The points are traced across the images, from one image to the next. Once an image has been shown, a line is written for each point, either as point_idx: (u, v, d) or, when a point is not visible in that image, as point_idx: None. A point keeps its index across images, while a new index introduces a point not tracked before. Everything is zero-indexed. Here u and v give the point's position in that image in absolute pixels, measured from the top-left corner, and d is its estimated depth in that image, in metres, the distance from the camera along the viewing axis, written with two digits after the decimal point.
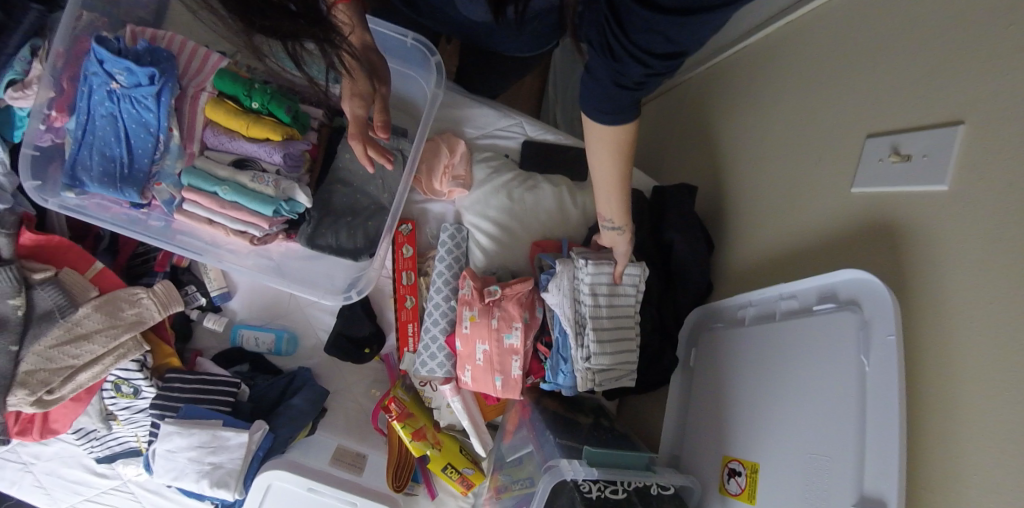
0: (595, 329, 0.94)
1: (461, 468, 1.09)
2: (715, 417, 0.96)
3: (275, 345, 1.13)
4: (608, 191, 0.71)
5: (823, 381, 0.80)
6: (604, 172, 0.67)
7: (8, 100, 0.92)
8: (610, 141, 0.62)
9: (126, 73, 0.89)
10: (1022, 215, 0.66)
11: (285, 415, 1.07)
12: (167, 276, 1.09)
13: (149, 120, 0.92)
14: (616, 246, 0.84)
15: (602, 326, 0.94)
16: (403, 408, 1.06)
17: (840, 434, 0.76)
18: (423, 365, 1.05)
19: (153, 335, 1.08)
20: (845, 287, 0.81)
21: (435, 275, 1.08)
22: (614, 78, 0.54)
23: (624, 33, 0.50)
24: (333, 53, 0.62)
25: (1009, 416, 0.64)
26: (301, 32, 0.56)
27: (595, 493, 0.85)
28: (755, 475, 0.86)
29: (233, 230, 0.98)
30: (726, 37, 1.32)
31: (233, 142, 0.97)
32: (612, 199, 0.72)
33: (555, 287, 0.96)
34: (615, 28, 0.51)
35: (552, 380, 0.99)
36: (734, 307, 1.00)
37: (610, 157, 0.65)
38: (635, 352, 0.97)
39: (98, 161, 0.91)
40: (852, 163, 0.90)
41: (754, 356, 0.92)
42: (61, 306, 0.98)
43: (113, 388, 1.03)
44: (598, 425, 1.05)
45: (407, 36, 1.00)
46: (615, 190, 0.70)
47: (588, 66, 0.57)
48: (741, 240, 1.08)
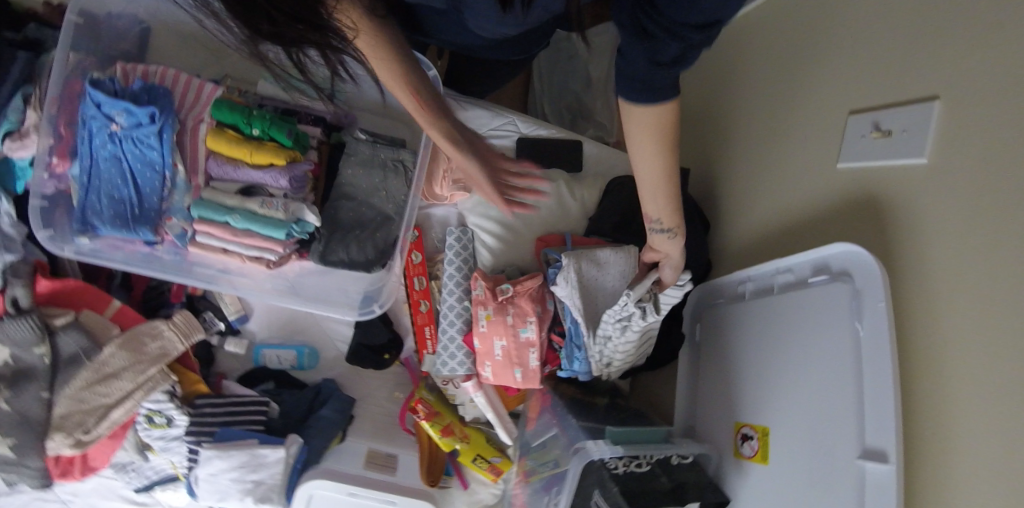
0: (617, 342, 0.98)
1: (488, 457, 1.15)
2: (725, 387, 1.03)
3: (298, 361, 1.17)
4: (654, 188, 0.71)
5: (824, 348, 0.87)
6: (648, 166, 0.67)
7: (7, 151, 0.92)
8: (650, 127, 0.61)
9: (125, 114, 0.90)
10: (993, 184, 0.73)
11: (315, 427, 1.11)
12: (184, 306, 1.11)
13: (153, 159, 0.93)
14: (669, 254, 0.84)
15: (626, 338, 0.98)
16: (430, 408, 1.12)
17: (842, 395, 0.83)
18: (445, 365, 1.10)
19: (178, 365, 1.10)
20: (836, 259, 0.88)
21: (445, 278, 1.12)
22: (648, 58, 0.53)
23: (658, 11, 0.50)
24: (337, 58, 0.55)
25: (991, 366, 0.71)
26: (300, 37, 0.49)
27: (622, 469, 0.90)
28: (766, 438, 0.93)
29: (247, 258, 0.98)
30: None
31: (237, 170, 0.97)
32: (660, 195, 0.72)
33: (565, 280, 1.00)
34: (645, 9, 0.51)
35: (569, 368, 1.05)
36: (734, 282, 1.06)
37: (653, 148, 0.64)
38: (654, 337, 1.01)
39: (108, 204, 0.92)
40: (837, 139, 0.95)
41: (758, 328, 0.99)
42: (87, 349, 1.01)
43: (146, 420, 1.04)
44: (615, 405, 1.11)
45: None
46: (661, 186, 0.70)
47: (620, 51, 0.55)
48: (737, 217, 1.14)
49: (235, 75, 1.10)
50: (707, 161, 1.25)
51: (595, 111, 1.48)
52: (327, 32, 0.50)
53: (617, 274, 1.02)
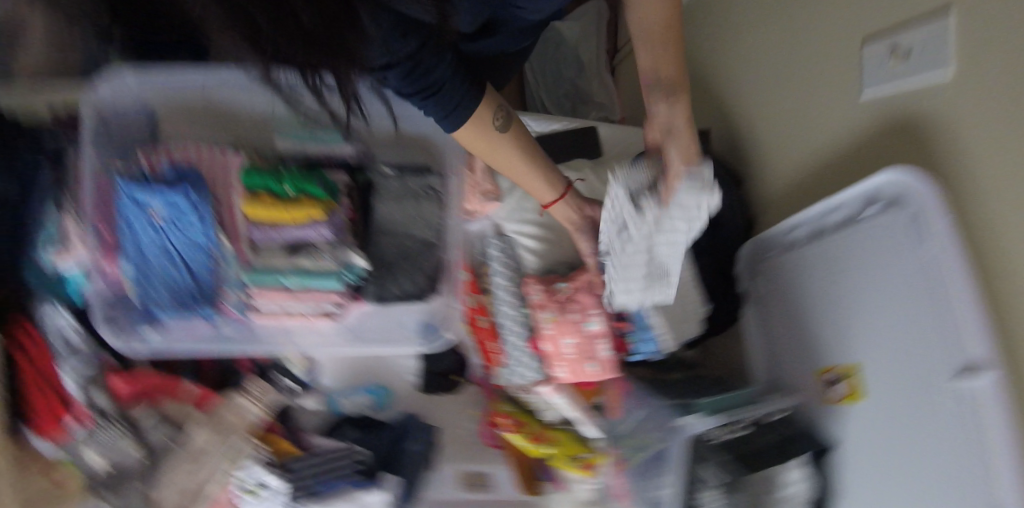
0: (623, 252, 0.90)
1: (578, 454, 1.13)
2: (801, 336, 1.03)
3: (376, 401, 1.22)
4: (656, 50, 0.78)
5: (892, 277, 0.88)
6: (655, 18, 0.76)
7: (56, 263, 0.93)
8: None
9: (162, 202, 0.90)
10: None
11: (406, 461, 1.12)
12: (254, 373, 1.13)
13: (198, 239, 0.92)
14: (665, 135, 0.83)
15: (630, 250, 0.90)
16: (515, 419, 1.15)
17: (921, 318, 0.83)
18: (514, 373, 1.12)
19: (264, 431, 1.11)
20: (884, 188, 0.88)
21: (496, 289, 1.11)
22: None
23: None
24: (351, 84, 0.59)
25: None
26: (319, 61, 0.54)
27: (722, 437, 0.95)
28: (856, 378, 0.94)
29: (309, 313, 1.01)
30: None
31: (280, 231, 0.95)
32: (659, 57, 0.79)
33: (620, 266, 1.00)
34: None
35: (642, 350, 1.07)
36: (784, 232, 1.06)
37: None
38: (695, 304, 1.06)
39: (166, 293, 0.93)
40: (856, 70, 0.95)
41: (819, 271, 0.99)
42: (173, 435, 1.03)
43: (240, 487, 1.05)
44: (691, 376, 1.12)
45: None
46: (663, 46, 0.78)
47: None
48: (768, 166, 1.15)
49: (244, 140, 1.06)
50: (725, 117, 1.25)
51: (595, 93, 1.49)
52: (344, 57, 0.55)
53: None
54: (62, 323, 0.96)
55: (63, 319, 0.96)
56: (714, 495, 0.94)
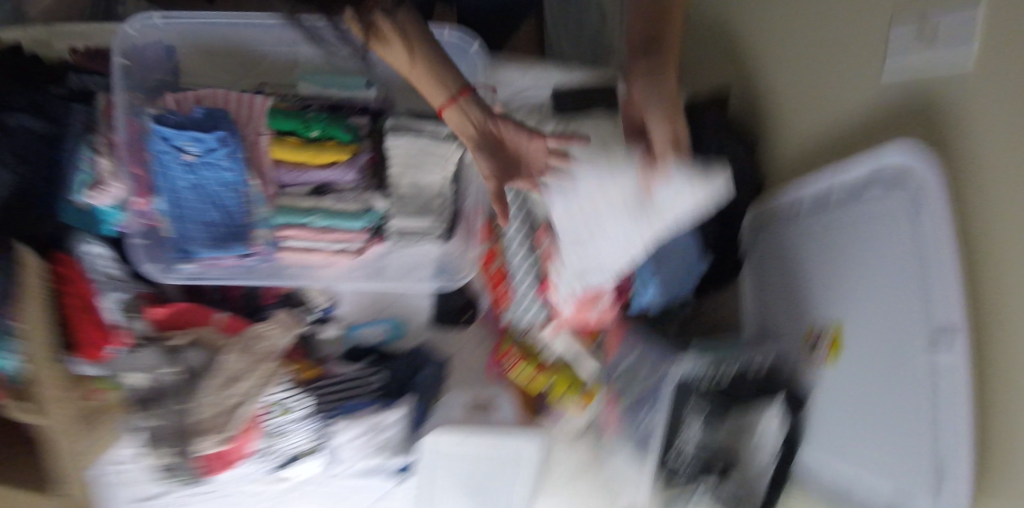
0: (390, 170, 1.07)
1: (577, 389, 1.21)
2: (795, 294, 1.10)
3: (389, 333, 1.28)
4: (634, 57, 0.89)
5: (888, 250, 0.92)
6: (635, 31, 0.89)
7: (90, 201, 1.00)
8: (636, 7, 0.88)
9: (195, 142, 0.97)
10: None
11: (419, 390, 1.23)
12: (279, 305, 1.21)
13: (229, 179, 1.00)
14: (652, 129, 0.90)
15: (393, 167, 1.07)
16: (519, 355, 1.23)
17: (910, 287, 0.89)
18: (524, 316, 1.21)
19: (287, 356, 1.20)
20: (890, 165, 0.90)
21: (509, 239, 1.18)
22: None
23: None
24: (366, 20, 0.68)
25: None
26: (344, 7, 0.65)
27: (709, 382, 1.03)
28: (839, 333, 1.02)
29: (336, 252, 1.08)
30: None
31: (305, 173, 1.03)
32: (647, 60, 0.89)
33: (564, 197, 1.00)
34: None
35: (638, 302, 1.17)
36: (790, 196, 1.10)
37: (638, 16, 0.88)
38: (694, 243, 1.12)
39: (201, 229, 1.01)
40: (878, 40, 0.93)
41: (817, 235, 1.05)
42: (206, 361, 1.12)
43: (272, 409, 1.14)
44: (685, 328, 1.20)
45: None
46: (642, 51, 0.88)
47: None
48: (782, 133, 1.15)
49: (269, 82, 1.12)
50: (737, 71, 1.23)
51: None
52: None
53: (683, 189, 0.93)
54: (94, 252, 1.03)
55: (94, 249, 1.03)
56: (695, 428, 1.04)
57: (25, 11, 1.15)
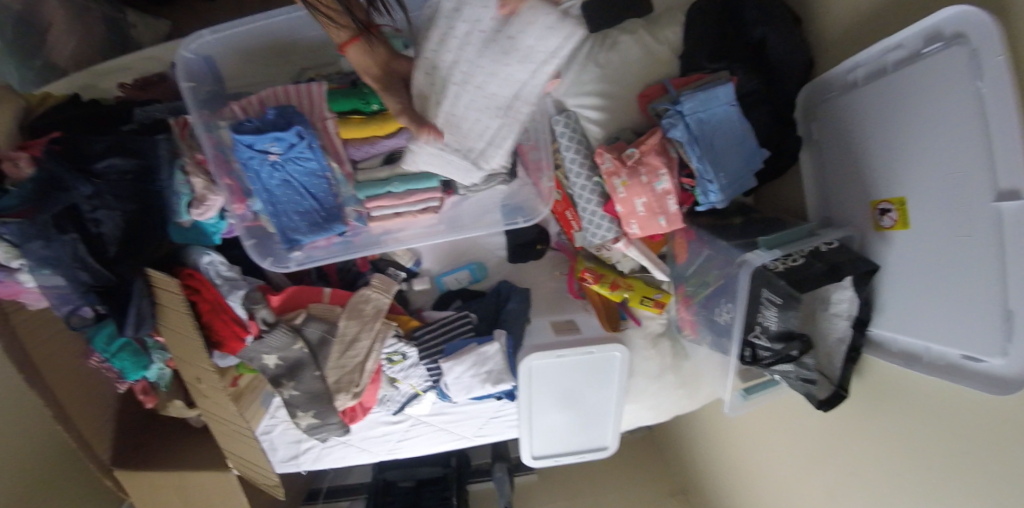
0: None
1: (652, 295, 1.32)
2: (856, 172, 1.12)
3: (472, 275, 1.40)
4: None
5: (949, 113, 0.94)
6: None
7: (196, 217, 1.08)
8: None
9: (277, 142, 1.03)
10: None
11: (512, 320, 1.34)
12: (373, 270, 1.32)
13: (314, 168, 1.08)
14: None
15: None
16: (596, 272, 1.32)
17: (974, 148, 0.92)
18: (595, 235, 1.28)
19: (391, 313, 1.34)
20: (947, 24, 0.92)
21: (568, 163, 1.26)
22: None
23: None
24: None
25: None
26: None
27: (783, 266, 1.08)
28: (904, 207, 1.05)
29: (417, 211, 1.24)
30: None
31: (376, 146, 1.15)
32: None
33: (445, 40, 0.98)
34: None
35: (706, 201, 1.18)
36: (842, 73, 1.10)
37: None
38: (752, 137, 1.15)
39: (299, 218, 1.11)
40: None
41: (876, 108, 1.06)
42: (326, 332, 1.25)
43: (388, 359, 1.30)
44: (750, 219, 1.24)
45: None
46: None
47: None
48: (827, 2, 1.13)
49: (310, 67, 1.16)
50: None
51: None
52: None
53: (541, 32, 0.96)
54: (213, 261, 1.15)
55: (213, 258, 1.15)
56: (772, 313, 1.09)
57: (54, 61, 1.18)
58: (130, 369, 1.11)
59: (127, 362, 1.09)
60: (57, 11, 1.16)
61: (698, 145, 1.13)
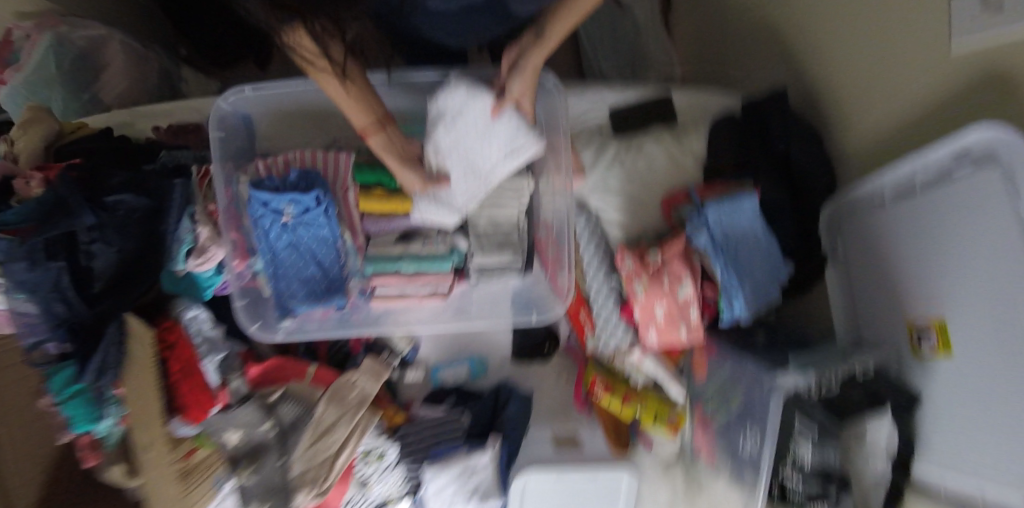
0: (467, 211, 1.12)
1: (665, 416, 1.20)
2: (890, 292, 1.06)
3: (471, 371, 1.29)
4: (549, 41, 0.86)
5: (986, 231, 0.90)
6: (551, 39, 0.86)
7: (192, 268, 1.03)
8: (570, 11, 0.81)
9: (293, 204, 0.99)
10: None
11: (509, 425, 1.21)
12: (366, 352, 1.22)
13: (325, 235, 1.02)
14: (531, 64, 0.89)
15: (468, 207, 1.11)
16: (607, 382, 1.21)
17: (1016, 269, 0.86)
18: (609, 341, 1.19)
19: (376, 404, 1.22)
20: (977, 145, 0.90)
21: (587, 262, 1.21)
22: None
23: None
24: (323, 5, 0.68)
25: None
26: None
27: (816, 395, 0.99)
28: (945, 331, 0.97)
29: (425, 296, 1.12)
30: None
31: (393, 222, 1.09)
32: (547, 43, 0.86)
33: (447, 129, 0.98)
34: None
35: (728, 314, 1.11)
36: (869, 190, 1.09)
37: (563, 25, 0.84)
38: (776, 247, 1.14)
39: (299, 285, 1.03)
40: (943, 23, 0.96)
41: (908, 224, 1.02)
42: (302, 414, 1.15)
43: (364, 456, 1.16)
44: (774, 336, 1.16)
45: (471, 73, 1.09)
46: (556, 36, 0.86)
47: None
48: (849, 122, 1.16)
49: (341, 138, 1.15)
50: (795, 72, 1.26)
51: (653, 57, 1.51)
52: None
53: (517, 130, 0.98)
54: (198, 317, 1.05)
55: (199, 314, 1.06)
56: (807, 441, 0.99)
57: (100, 98, 1.23)
58: (79, 421, 0.95)
59: (79, 411, 0.95)
60: (117, 55, 1.23)
61: (722, 253, 1.10)
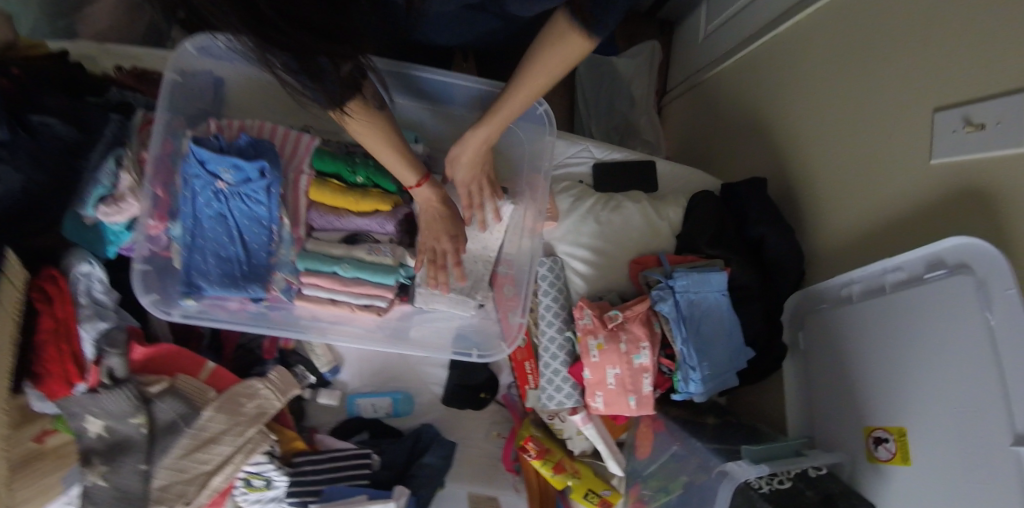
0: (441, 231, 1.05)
1: (598, 491, 1.09)
2: (847, 392, 1.03)
3: (393, 407, 1.15)
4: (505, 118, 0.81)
5: (955, 341, 0.87)
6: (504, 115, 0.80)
7: (101, 217, 0.89)
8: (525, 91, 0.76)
9: (233, 171, 0.88)
10: None
11: (421, 477, 1.07)
12: (278, 362, 1.08)
13: (260, 214, 0.91)
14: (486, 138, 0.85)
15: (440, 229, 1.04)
16: (541, 445, 1.09)
17: (985, 383, 0.82)
18: (551, 399, 1.08)
19: (276, 424, 1.07)
20: (952, 253, 0.88)
21: (542, 309, 1.11)
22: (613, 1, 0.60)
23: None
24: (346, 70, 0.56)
25: None
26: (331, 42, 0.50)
27: (767, 487, 0.90)
28: (904, 440, 0.92)
29: (357, 306, 0.98)
30: (724, 41, 1.47)
31: (341, 220, 0.97)
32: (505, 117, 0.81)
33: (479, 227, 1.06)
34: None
35: (684, 390, 1.04)
36: (838, 286, 1.07)
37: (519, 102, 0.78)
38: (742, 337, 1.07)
39: (214, 264, 0.90)
40: (926, 137, 0.98)
41: (874, 325, 0.99)
42: (185, 415, 0.97)
43: (245, 484, 1.01)
44: (725, 423, 1.09)
45: (459, 83, 1.02)
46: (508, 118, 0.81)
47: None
48: (823, 221, 1.16)
49: (314, 126, 1.08)
50: (778, 166, 1.29)
51: (644, 131, 1.53)
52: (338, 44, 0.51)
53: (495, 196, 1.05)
54: (91, 275, 0.90)
55: (94, 271, 0.91)
56: None
57: (75, 29, 1.14)
58: None
59: None
60: None
61: (685, 325, 1.02)
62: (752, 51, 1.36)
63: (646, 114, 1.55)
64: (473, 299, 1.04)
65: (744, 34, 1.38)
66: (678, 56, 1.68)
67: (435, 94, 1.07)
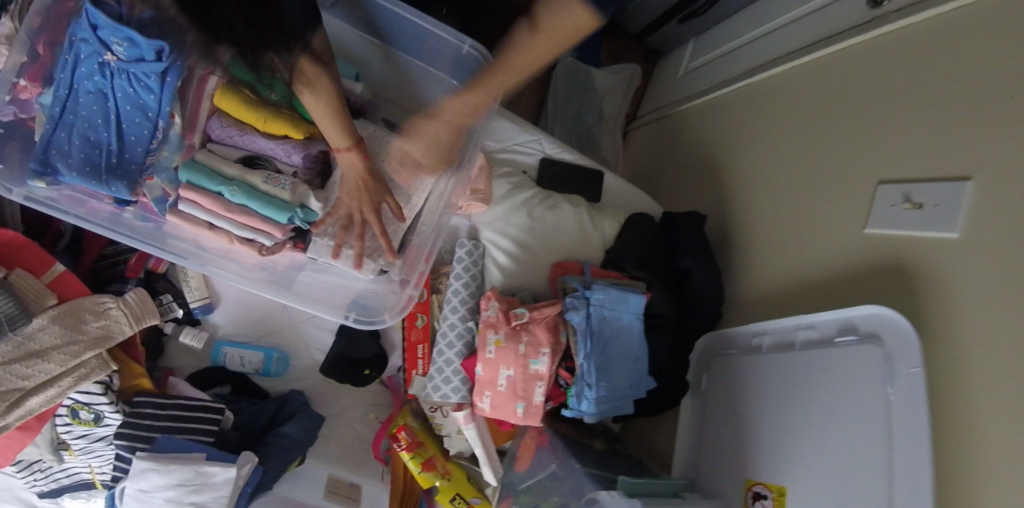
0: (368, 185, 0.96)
1: (465, 498, 1.02)
2: (737, 442, 0.99)
3: (263, 366, 1.08)
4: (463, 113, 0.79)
5: (848, 410, 0.84)
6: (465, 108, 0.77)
7: None
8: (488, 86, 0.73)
9: (126, 45, 0.75)
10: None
11: (277, 446, 0.98)
12: (140, 283, 1.02)
13: (147, 103, 0.81)
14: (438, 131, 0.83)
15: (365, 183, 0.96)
16: (414, 437, 1.01)
17: (868, 457, 0.79)
18: (436, 390, 1.01)
19: (121, 353, 0.98)
20: (864, 321, 0.84)
21: (450, 294, 1.05)
22: None
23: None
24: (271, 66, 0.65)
25: None
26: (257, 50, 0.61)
27: None
28: (781, 499, 0.89)
29: (236, 239, 0.90)
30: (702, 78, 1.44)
31: (243, 136, 0.92)
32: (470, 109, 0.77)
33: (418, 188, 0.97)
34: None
35: (575, 408, 0.97)
36: (749, 334, 1.04)
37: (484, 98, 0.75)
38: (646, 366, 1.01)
39: (78, 147, 0.81)
40: (863, 208, 0.94)
41: (777, 380, 0.96)
42: (12, 316, 0.84)
43: (69, 414, 0.91)
44: (612, 450, 1.04)
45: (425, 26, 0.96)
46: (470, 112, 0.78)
47: None
48: (750, 270, 1.14)
49: None
50: (721, 207, 1.27)
51: (603, 147, 1.51)
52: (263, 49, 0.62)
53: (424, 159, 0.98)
54: None
55: None
56: None
57: None
58: None
59: None
60: None
61: (592, 342, 0.95)
62: (725, 92, 1.33)
63: (610, 132, 1.52)
64: (373, 265, 0.92)
65: (722, 77, 1.36)
66: (654, 86, 1.66)
67: (396, 34, 1.01)
